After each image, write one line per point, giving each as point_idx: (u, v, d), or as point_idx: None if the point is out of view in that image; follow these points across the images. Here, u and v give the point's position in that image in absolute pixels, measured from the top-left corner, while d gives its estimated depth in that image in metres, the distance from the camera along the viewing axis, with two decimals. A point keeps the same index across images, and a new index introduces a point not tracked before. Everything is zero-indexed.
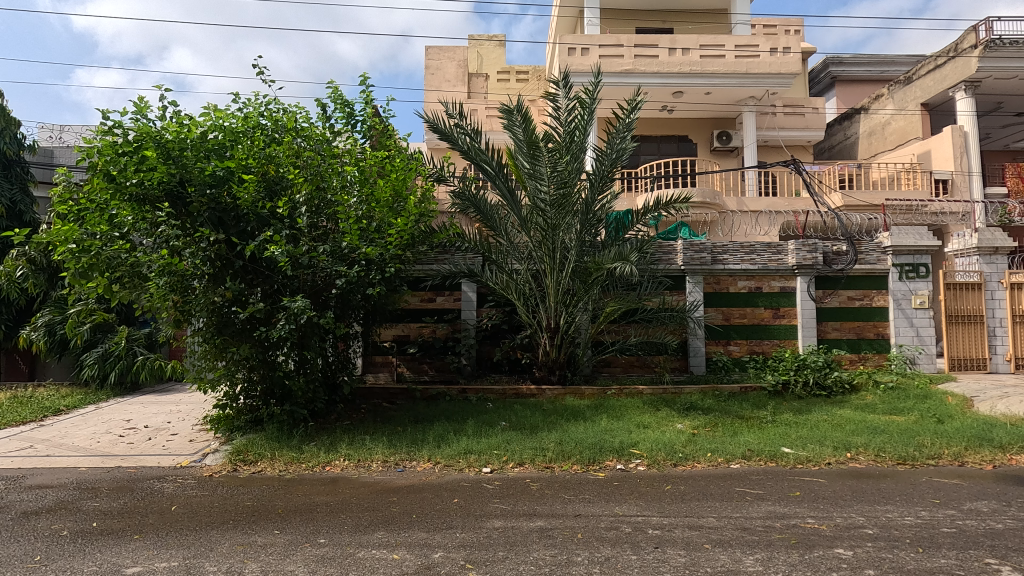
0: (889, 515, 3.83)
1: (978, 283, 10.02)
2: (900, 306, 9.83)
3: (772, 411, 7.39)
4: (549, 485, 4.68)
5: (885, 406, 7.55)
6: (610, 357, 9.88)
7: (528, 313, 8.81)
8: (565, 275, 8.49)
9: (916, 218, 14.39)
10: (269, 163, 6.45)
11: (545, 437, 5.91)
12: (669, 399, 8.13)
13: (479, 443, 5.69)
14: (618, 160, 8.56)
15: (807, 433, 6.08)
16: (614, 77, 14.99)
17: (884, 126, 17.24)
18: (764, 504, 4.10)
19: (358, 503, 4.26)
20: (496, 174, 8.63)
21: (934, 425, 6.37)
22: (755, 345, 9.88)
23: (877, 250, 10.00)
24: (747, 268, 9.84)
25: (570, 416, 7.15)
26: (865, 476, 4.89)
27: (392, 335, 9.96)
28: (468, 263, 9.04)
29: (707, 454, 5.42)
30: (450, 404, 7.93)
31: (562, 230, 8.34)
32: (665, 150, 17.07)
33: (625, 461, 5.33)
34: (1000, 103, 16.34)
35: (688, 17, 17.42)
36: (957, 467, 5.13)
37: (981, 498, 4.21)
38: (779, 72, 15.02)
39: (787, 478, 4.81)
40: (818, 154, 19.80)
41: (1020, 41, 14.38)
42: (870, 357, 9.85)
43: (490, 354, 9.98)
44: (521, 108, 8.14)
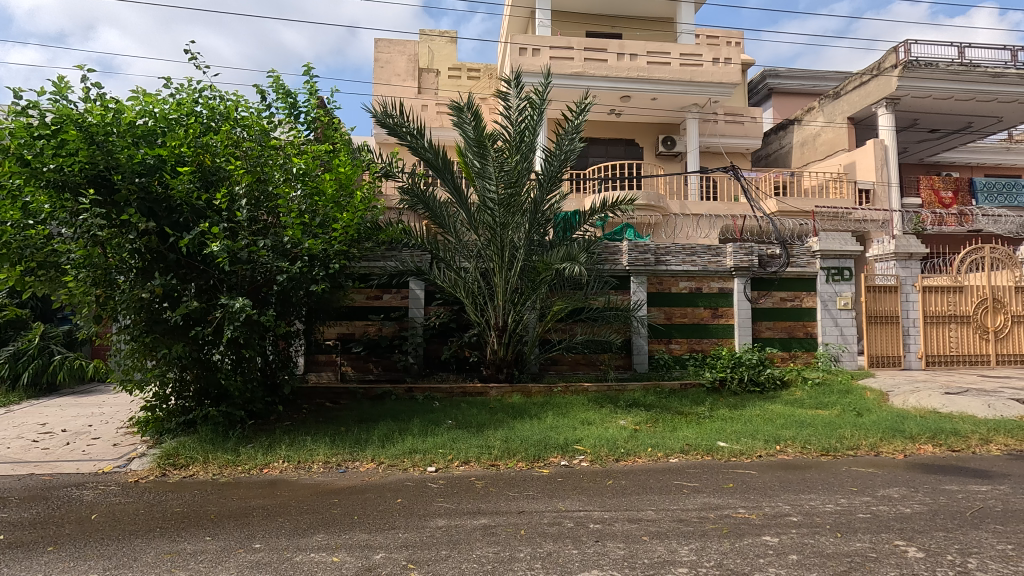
0: (812, 502, 4.09)
1: (894, 286, 10.81)
2: (827, 306, 10.46)
3: (710, 407, 7.70)
4: (494, 483, 4.70)
5: (812, 400, 8.02)
6: (557, 356, 10.02)
7: (476, 312, 8.80)
8: (513, 274, 8.55)
9: (842, 225, 15.38)
10: (206, 152, 6.15)
11: (491, 435, 5.94)
12: (613, 396, 8.33)
13: (424, 442, 5.65)
14: (567, 161, 8.66)
15: (741, 427, 6.38)
16: (565, 79, 15.19)
17: (815, 137, 18.30)
18: (700, 496, 4.27)
19: (297, 507, 4.13)
20: (446, 171, 8.56)
21: (854, 418, 6.82)
22: (695, 343, 10.28)
23: (807, 254, 10.58)
24: (688, 269, 10.22)
25: (517, 413, 7.21)
26: (793, 467, 5.18)
27: (336, 333, 9.74)
28: (416, 261, 8.97)
29: (648, 449, 5.60)
30: (396, 404, 7.82)
31: (510, 229, 8.39)
32: (613, 152, 17.42)
33: (569, 457, 5.43)
34: (917, 119, 17.66)
35: (636, 24, 17.88)
36: (873, 457, 5.52)
37: (894, 486, 4.54)
38: (720, 81, 15.66)
39: (722, 471, 5.02)
40: (756, 161, 20.85)
41: (934, 63, 15.57)
42: (799, 355, 10.45)
43: (437, 352, 9.91)
44: (471, 106, 8.14)
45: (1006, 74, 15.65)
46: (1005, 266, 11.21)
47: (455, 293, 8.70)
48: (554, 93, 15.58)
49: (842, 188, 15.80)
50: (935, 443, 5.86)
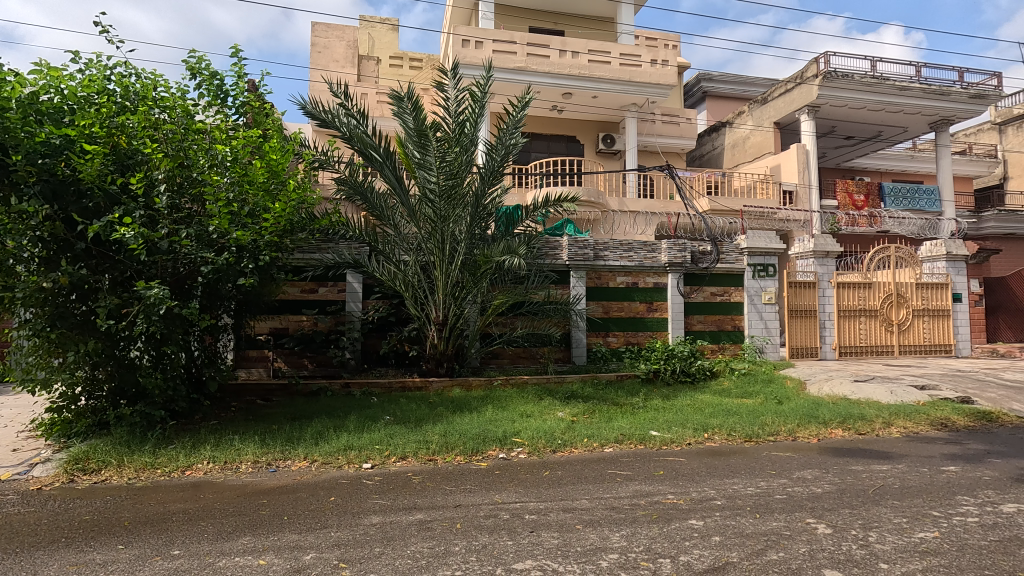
0: (734, 486, 4.32)
1: (813, 282, 11.56)
2: (753, 301, 11.04)
3: (644, 397, 7.97)
4: (431, 477, 4.66)
5: (738, 390, 8.46)
6: (498, 350, 10.06)
7: (416, 306, 8.69)
8: (454, 268, 8.50)
9: (767, 224, 16.28)
10: (120, 134, 5.72)
11: (429, 429, 5.91)
12: (552, 388, 8.46)
13: (360, 439, 5.53)
14: (508, 155, 8.68)
15: (672, 417, 6.66)
16: (507, 73, 15.18)
17: (745, 140, 19.28)
18: (632, 484, 4.41)
19: (222, 509, 3.93)
20: (384, 161, 8.39)
21: (775, 406, 7.25)
22: (631, 336, 10.60)
23: (735, 251, 11.12)
24: (625, 264, 10.50)
25: (456, 407, 7.19)
26: (719, 453, 5.45)
27: (268, 328, 9.37)
28: (353, 253, 8.74)
29: (585, 440, 5.73)
30: (332, 400, 7.61)
31: (451, 221, 8.32)
32: (554, 148, 17.62)
33: (507, 450, 5.47)
34: (834, 126, 18.89)
35: (578, 22, 18.14)
36: (791, 442, 5.89)
37: (808, 468, 4.87)
38: (657, 82, 16.12)
39: (654, 459, 5.21)
40: (691, 161, 21.88)
41: (850, 74, 16.71)
42: (728, 347, 10.99)
43: (376, 347, 9.71)
44: (411, 96, 8.00)
45: (912, 88, 17.03)
46: (908, 264, 12.23)
47: (394, 286, 8.56)
48: (496, 87, 15.54)
49: (768, 189, 16.73)
50: (845, 428, 6.34)
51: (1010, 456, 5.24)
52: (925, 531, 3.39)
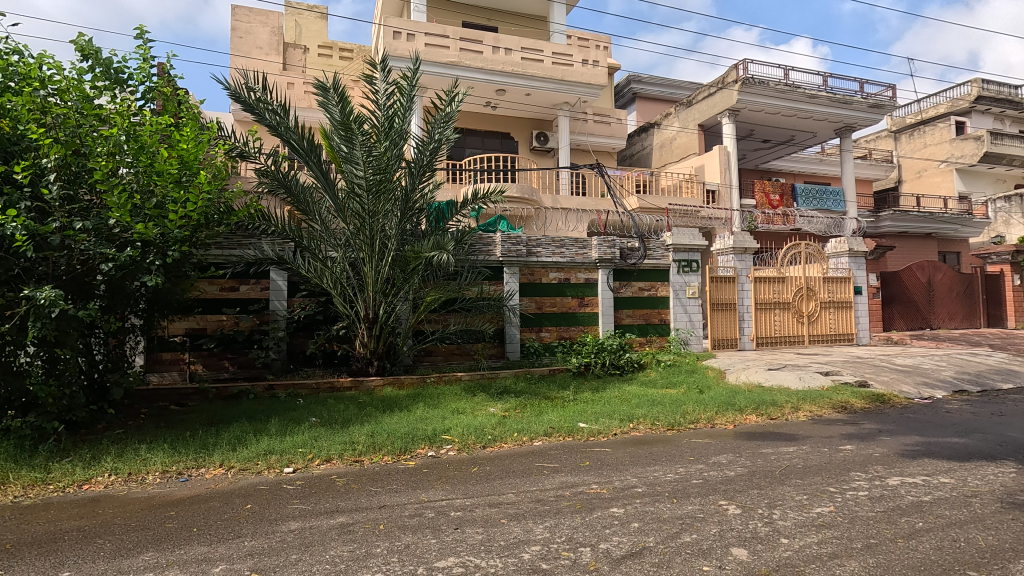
0: (655, 473, 4.49)
1: (732, 277, 12.21)
2: (678, 296, 11.53)
3: (574, 390, 8.16)
4: (356, 479, 4.54)
5: (663, 380, 8.83)
6: (431, 347, 9.96)
7: (345, 304, 8.46)
8: (384, 265, 8.32)
9: (692, 222, 17.05)
10: (4, 117, 5.19)
11: (356, 430, 5.78)
12: (485, 384, 8.47)
13: (282, 442, 5.32)
14: (438, 149, 8.59)
15: (600, 408, 6.85)
16: (439, 67, 14.99)
17: (672, 141, 20.10)
18: (558, 475, 4.49)
19: (123, 525, 3.65)
20: (308, 154, 8.08)
21: (697, 395, 7.61)
22: (563, 331, 10.78)
23: (662, 247, 11.57)
24: (557, 261, 10.66)
25: (386, 406, 7.05)
26: (643, 442, 5.65)
27: (183, 329, 8.83)
28: (276, 250, 8.36)
29: (515, 434, 5.78)
30: (254, 403, 7.25)
31: (380, 217, 8.13)
32: (489, 145, 17.63)
33: (436, 448, 5.43)
34: (753, 130, 20.02)
35: (511, 19, 18.23)
36: (709, 428, 6.21)
37: (723, 453, 5.15)
38: (589, 82, 16.42)
39: (581, 450, 5.33)
40: (622, 160, 22.62)
41: (765, 81, 17.74)
42: (654, 339, 11.43)
43: (302, 346, 9.35)
44: (337, 87, 7.75)
45: (820, 96, 18.32)
46: (817, 259, 13.15)
47: (321, 284, 8.28)
48: (429, 80, 15.31)
49: (692, 188, 17.50)
50: (758, 413, 6.75)
51: (898, 434, 5.76)
52: (821, 505, 3.66)
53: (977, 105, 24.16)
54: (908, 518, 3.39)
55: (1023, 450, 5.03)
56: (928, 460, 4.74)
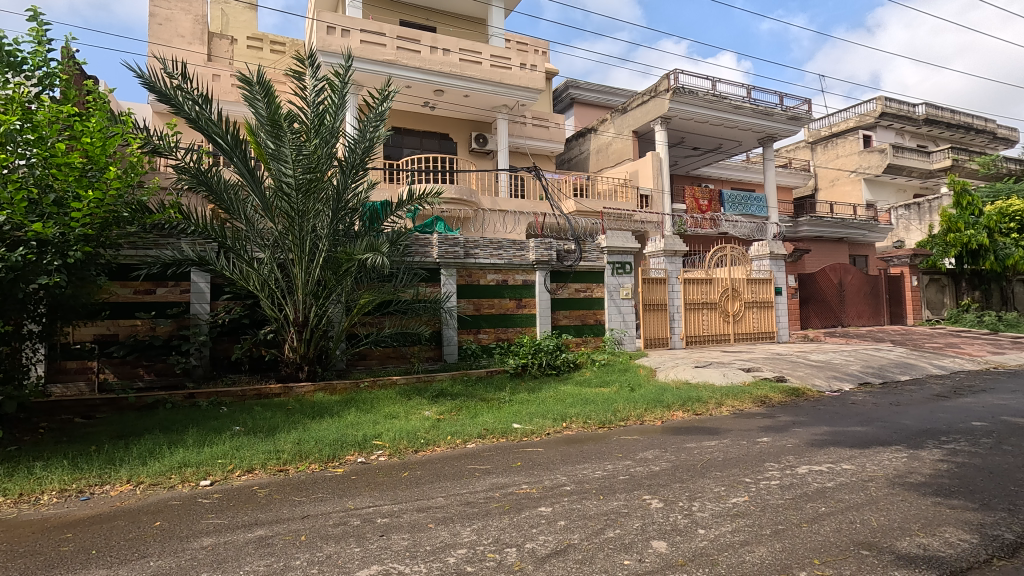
0: (585, 471, 4.58)
1: (663, 278, 12.67)
2: (612, 297, 11.84)
3: (510, 392, 8.20)
4: (278, 490, 4.35)
5: (597, 379, 9.05)
6: (365, 351, 9.73)
7: (273, 307, 8.12)
8: (315, 266, 8.05)
9: (626, 225, 17.61)
10: None
11: (282, 438, 5.56)
12: (420, 387, 8.36)
13: (200, 454, 5.03)
14: (371, 148, 8.41)
15: (535, 408, 6.93)
16: (375, 64, 14.67)
17: (608, 146, 20.67)
18: (489, 477, 4.49)
19: (9, 550, 3.33)
20: (232, 150, 7.69)
21: (628, 393, 7.84)
22: (501, 332, 10.81)
23: (597, 250, 11.84)
24: (495, 262, 10.68)
25: (316, 413, 6.81)
26: (575, 441, 5.76)
27: (91, 335, 8.18)
28: (198, 250, 7.91)
29: (448, 437, 5.73)
30: (171, 413, 6.81)
31: (311, 217, 7.84)
32: (427, 145, 17.45)
33: (366, 454, 5.30)
34: (683, 138, 20.87)
35: (449, 20, 18.14)
36: (639, 425, 6.41)
37: (651, 449, 5.31)
38: (526, 86, 16.59)
39: (513, 451, 5.36)
40: (560, 164, 23.00)
41: (695, 91, 18.54)
42: (590, 339, 11.68)
43: (227, 352, 8.88)
44: (263, 82, 7.44)
45: (744, 107, 19.33)
46: (741, 262, 13.87)
47: (247, 286, 7.92)
48: (364, 78, 14.96)
49: (627, 192, 18.04)
50: (684, 410, 7.02)
51: (809, 425, 6.16)
52: (737, 496, 3.85)
53: (881, 120, 26.33)
54: (812, 504, 3.63)
55: (914, 436, 5.51)
56: (833, 448, 5.10)
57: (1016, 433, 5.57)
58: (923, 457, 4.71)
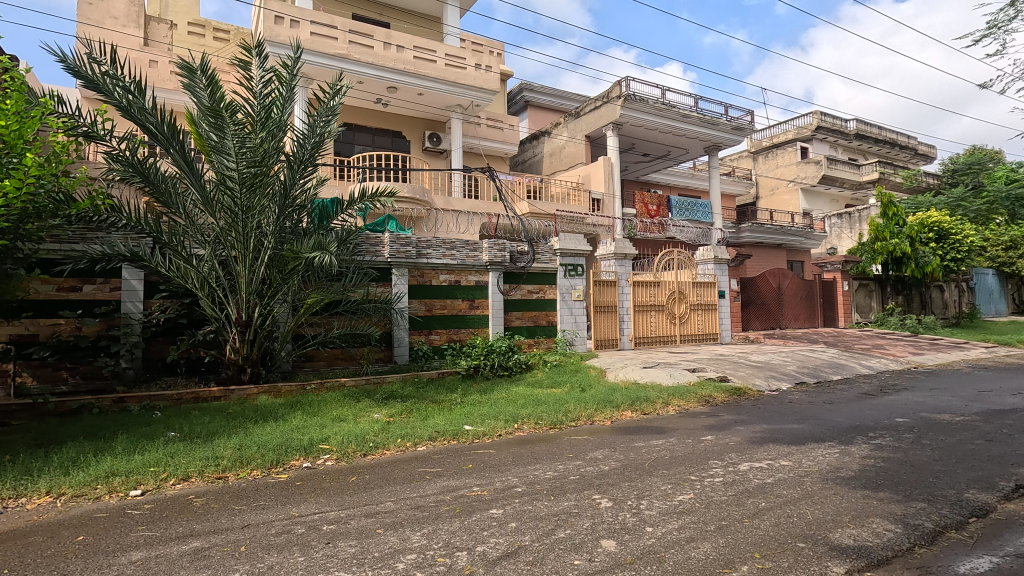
0: (535, 472, 4.60)
1: (613, 280, 12.91)
2: (564, 299, 11.97)
3: (462, 393, 8.14)
4: (217, 498, 4.14)
5: (549, 380, 9.10)
6: (312, 352, 9.42)
7: (213, 306, 7.76)
8: (260, 264, 7.74)
9: (578, 228, 17.88)
10: None
11: (222, 443, 5.32)
12: (369, 389, 8.17)
13: (130, 462, 4.74)
14: (321, 144, 8.17)
15: (487, 410, 6.89)
16: (326, 58, 14.26)
17: (561, 150, 20.93)
18: (440, 480, 4.43)
19: None
20: (169, 141, 7.27)
21: (579, 394, 7.95)
22: (453, 334, 10.73)
23: (549, 252, 11.94)
24: (447, 263, 10.59)
25: (259, 417, 6.53)
26: (526, 442, 5.77)
27: (7, 336, 7.55)
28: (130, 245, 7.44)
29: (397, 440, 5.63)
30: (97, 418, 6.38)
31: (256, 213, 7.53)
32: (379, 142, 17.12)
33: (313, 458, 5.13)
34: (634, 143, 21.36)
35: (403, 16, 17.87)
36: (589, 425, 6.50)
37: (601, 449, 5.39)
38: (481, 87, 16.55)
39: (464, 453, 5.31)
40: (514, 165, 23.12)
41: (645, 99, 19.02)
42: (542, 341, 11.76)
43: (162, 353, 8.40)
44: (206, 70, 7.09)
45: (691, 116, 19.99)
46: (687, 266, 14.34)
47: (185, 284, 7.52)
48: (314, 72, 14.52)
49: (579, 195, 18.30)
50: (633, 410, 7.17)
51: (750, 423, 6.41)
52: (682, 493, 3.96)
53: (817, 133, 27.85)
54: (753, 500, 3.77)
55: (846, 433, 5.82)
56: (772, 445, 5.33)
57: (934, 429, 6.00)
58: (853, 452, 4.99)
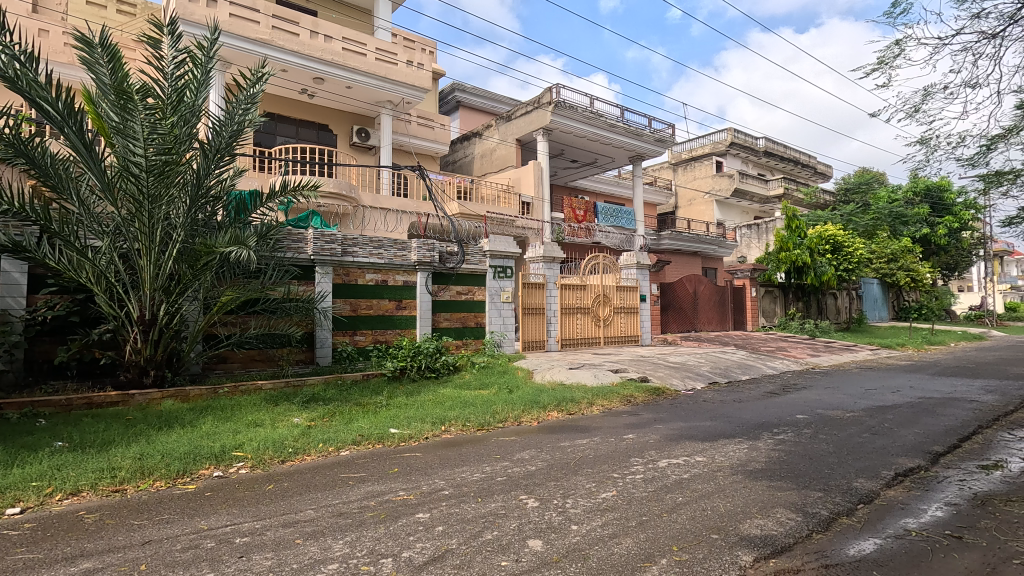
0: (463, 474, 4.58)
1: (541, 283, 13.12)
2: (493, 300, 12.01)
3: (388, 395, 7.96)
4: (113, 513, 3.78)
5: (477, 382, 9.10)
6: (225, 353, 8.86)
7: (111, 303, 7.10)
8: (167, 258, 7.20)
9: (507, 230, 18.02)
10: None
11: (120, 453, 4.88)
12: (289, 393, 7.79)
13: (9, 476, 4.23)
14: (240, 133, 7.71)
15: (413, 412, 6.78)
16: (246, 42, 13.46)
17: (492, 152, 21.02)
18: (364, 485, 4.30)
19: None
20: (63, 119, 6.55)
21: (507, 395, 8.01)
22: (379, 335, 10.46)
23: (479, 253, 11.95)
24: (374, 262, 10.31)
25: (164, 423, 6.04)
26: (454, 444, 5.73)
27: None
28: (11, 234, 6.62)
29: (319, 445, 5.41)
30: None
31: (163, 203, 6.99)
32: (303, 134, 16.40)
33: (224, 467, 4.82)
34: (563, 149, 21.83)
35: (331, 5, 17.25)
36: (516, 426, 6.55)
37: (527, 449, 5.46)
38: (412, 84, 16.29)
39: (390, 457, 5.19)
40: (444, 165, 22.96)
41: (574, 106, 19.48)
42: (470, 342, 11.71)
43: (48, 354, 7.56)
44: (107, 45, 6.48)
45: (617, 126, 20.72)
46: (612, 270, 14.84)
47: (78, 278, 6.82)
48: (233, 56, 13.66)
49: (509, 198, 18.44)
50: (559, 410, 7.32)
51: (667, 421, 6.72)
52: (606, 491, 4.08)
53: (731, 149, 29.76)
54: (671, 494, 3.96)
55: (753, 429, 6.25)
56: (687, 442, 5.61)
57: (828, 424, 6.57)
58: (759, 447, 5.36)
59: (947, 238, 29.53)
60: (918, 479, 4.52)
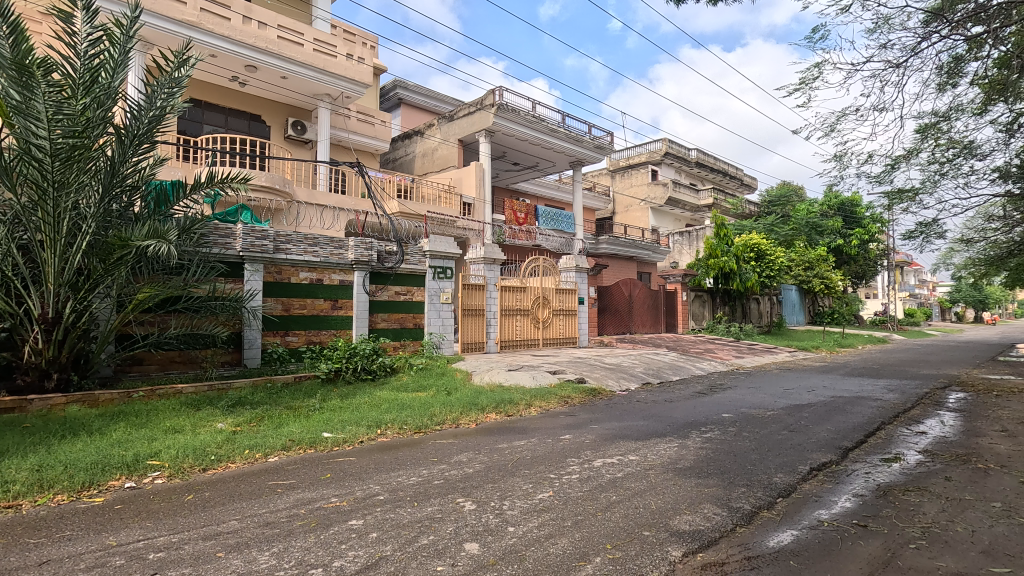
0: (398, 478, 4.48)
1: (482, 284, 13.10)
2: (432, 301, 11.86)
3: (321, 398, 7.68)
4: (5, 533, 3.41)
5: (414, 384, 8.95)
6: (142, 354, 8.25)
7: (7, 300, 6.42)
8: (75, 252, 6.62)
9: (447, 230, 17.88)
10: None
11: (16, 464, 4.43)
12: (212, 396, 7.35)
13: None
14: (161, 119, 7.22)
15: (348, 416, 6.58)
16: (171, 23, 12.62)
17: (434, 151, 20.81)
18: (293, 493, 4.12)
19: None
20: None
21: (445, 397, 7.91)
22: (312, 336, 10.07)
23: (418, 253, 11.78)
24: (308, 260, 9.92)
25: (68, 431, 5.53)
26: (390, 448, 5.59)
27: None
28: None
29: (245, 451, 5.13)
30: None
31: (71, 191, 6.42)
32: (233, 124, 15.59)
33: (138, 477, 4.48)
34: (505, 152, 21.92)
35: None
36: (454, 428, 6.49)
37: (465, 451, 5.42)
38: (352, 78, 15.86)
39: (322, 463, 5.00)
40: (384, 163, 22.50)
41: (517, 109, 19.61)
42: (408, 343, 11.44)
43: None
44: (8, 16, 5.89)
45: (559, 131, 21.04)
46: (551, 272, 15.03)
47: None
48: (156, 37, 12.78)
49: (449, 198, 18.29)
50: (497, 411, 7.34)
51: (603, 421, 6.87)
52: (542, 492, 4.12)
53: (665, 158, 30.92)
54: (605, 493, 4.05)
55: (683, 428, 6.50)
56: (622, 441, 5.75)
57: (751, 422, 6.94)
58: (688, 445, 5.58)
59: (858, 249, 31.98)
60: (830, 472, 4.85)
